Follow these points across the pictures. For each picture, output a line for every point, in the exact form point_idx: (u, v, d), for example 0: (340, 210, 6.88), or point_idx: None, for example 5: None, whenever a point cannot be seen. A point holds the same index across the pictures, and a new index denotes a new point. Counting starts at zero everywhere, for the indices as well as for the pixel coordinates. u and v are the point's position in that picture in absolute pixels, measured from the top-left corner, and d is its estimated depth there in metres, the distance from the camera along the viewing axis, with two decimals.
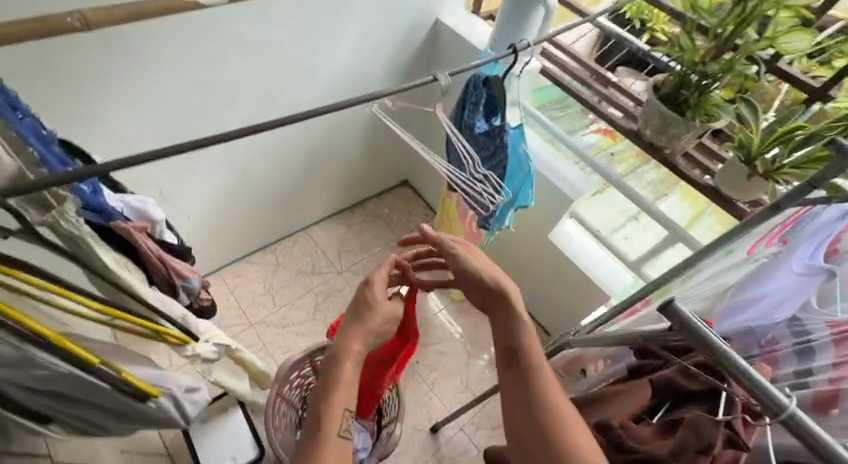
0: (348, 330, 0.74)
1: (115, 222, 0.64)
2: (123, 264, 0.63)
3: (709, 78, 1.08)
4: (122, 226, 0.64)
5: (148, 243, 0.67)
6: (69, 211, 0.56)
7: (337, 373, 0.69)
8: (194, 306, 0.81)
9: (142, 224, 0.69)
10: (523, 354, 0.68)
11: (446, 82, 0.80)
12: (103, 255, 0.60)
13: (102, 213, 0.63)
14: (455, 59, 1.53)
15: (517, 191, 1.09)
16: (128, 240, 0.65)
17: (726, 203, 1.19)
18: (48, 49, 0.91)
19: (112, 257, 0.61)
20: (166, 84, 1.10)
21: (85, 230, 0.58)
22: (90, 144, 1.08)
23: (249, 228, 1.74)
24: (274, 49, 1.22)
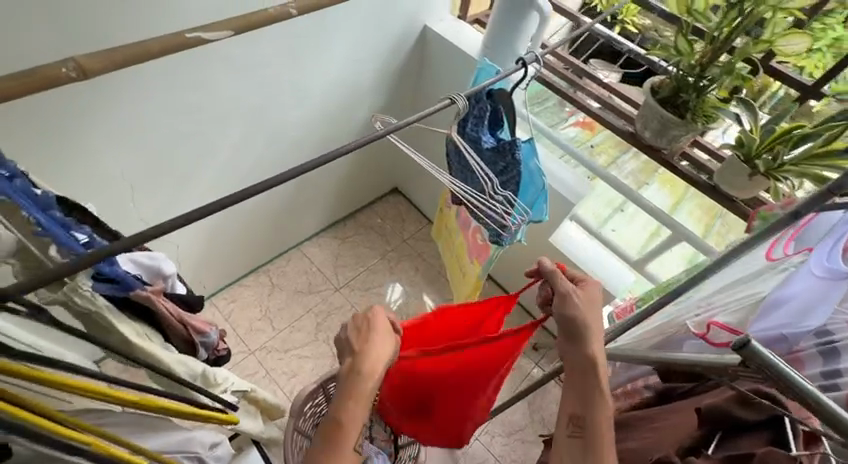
0: (365, 346, 0.71)
1: (134, 291, 0.57)
2: (144, 334, 0.58)
3: (707, 80, 1.10)
4: (141, 295, 0.57)
5: (169, 306, 0.62)
6: (82, 285, 0.52)
7: (355, 387, 0.67)
8: (210, 358, 0.76)
9: (156, 284, 0.63)
10: (591, 421, 0.66)
11: (463, 104, 0.78)
12: (124, 327, 0.56)
13: (122, 283, 0.55)
14: (446, 67, 1.50)
15: (530, 203, 1.08)
16: (150, 307, 0.60)
17: (726, 201, 1.22)
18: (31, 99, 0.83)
19: (134, 329, 0.57)
20: (153, 115, 1.02)
21: (100, 300, 0.53)
22: (76, 184, 1.00)
23: (240, 251, 1.65)
24: (263, 68, 1.15)
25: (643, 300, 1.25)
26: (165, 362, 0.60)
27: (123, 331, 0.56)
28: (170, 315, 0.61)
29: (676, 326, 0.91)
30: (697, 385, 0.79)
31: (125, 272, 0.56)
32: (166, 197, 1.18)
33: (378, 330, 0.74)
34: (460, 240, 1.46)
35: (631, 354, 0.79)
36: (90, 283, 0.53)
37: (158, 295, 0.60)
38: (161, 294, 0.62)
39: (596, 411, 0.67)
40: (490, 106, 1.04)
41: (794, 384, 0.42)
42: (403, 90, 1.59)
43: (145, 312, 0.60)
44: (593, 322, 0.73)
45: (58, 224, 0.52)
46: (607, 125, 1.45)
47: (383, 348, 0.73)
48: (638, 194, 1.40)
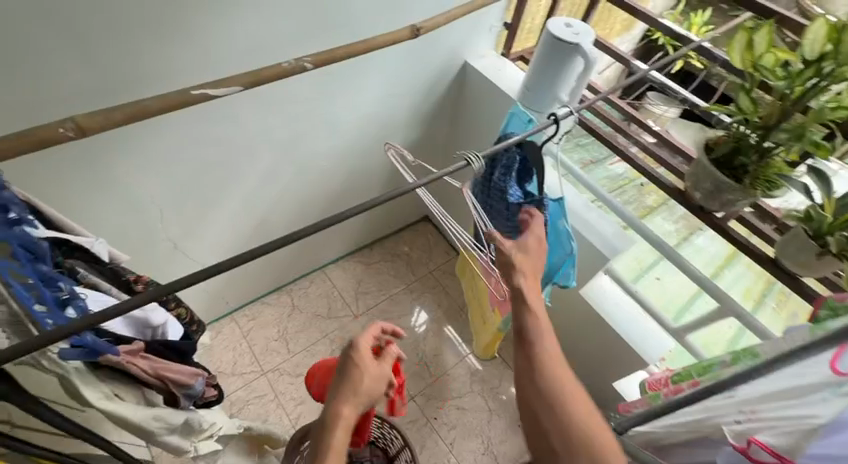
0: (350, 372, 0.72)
1: (104, 356, 0.55)
2: (113, 395, 0.59)
3: (773, 142, 0.98)
4: (112, 360, 0.57)
5: (145, 363, 0.62)
6: (52, 348, 0.51)
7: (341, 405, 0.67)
8: (196, 404, 0.75)
9: (138, 341, 0.62)
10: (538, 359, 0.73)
11: (479, 166, 0.74)
12: (91, 392, 0.56)
13: (90, 348, 0.54)
14: (483, 104, 1.44)
15: (555, 267, 0.99)
16: (124, 369, 0.59)
17: (786, 276, 1.07)
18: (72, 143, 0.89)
19: (102, 392, 0.57)
20: (184, 147, 1.05)
21: (70, 365, 0.54)
22: (106, 209, 1.04)
23: (264, 271, 1.68)
24: (296, 102, 1.16)
25: (679, 377, 1.11)
26: (136, 420, 0.60)
27: (89, 396, 0.55)
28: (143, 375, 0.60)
29: (711, 427, 0.79)
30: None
31: (95, 337, 0.55)
32: (191, 221, 1.22)
33: (364, 361, 0.73)
34: (482, 283, 1.39)
35: None
36: (60, 348, 0.52)
37: (132, 357, 0.60)
38: (139, 353, 0.61)
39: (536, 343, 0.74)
40: (519, 155, 0.98)
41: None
42: (439, 123, 1.56)
43: (120, 372, 0.60)
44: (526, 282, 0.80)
45: (38, 285, 0.52)
46: (644, 172, 1.36)
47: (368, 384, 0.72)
48: (677, 255, 1.29)
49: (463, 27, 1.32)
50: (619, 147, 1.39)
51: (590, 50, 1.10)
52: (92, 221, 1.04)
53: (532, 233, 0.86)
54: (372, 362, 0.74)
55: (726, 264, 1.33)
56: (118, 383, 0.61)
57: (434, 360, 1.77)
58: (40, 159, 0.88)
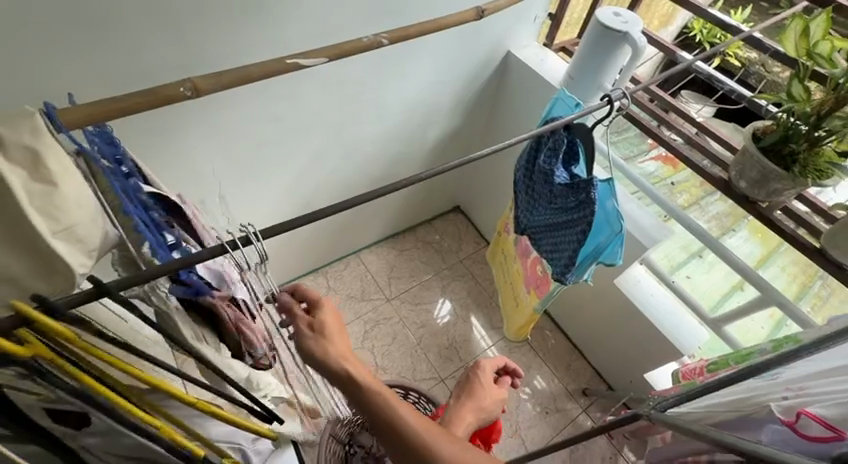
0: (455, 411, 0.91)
1: (203, 296, 0.62)
2: (201, 337, 0.64)
3: (823, 131, 0.99)
4: (207, 301, 0.62)
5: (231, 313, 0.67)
6: (161, 287, 0.58)
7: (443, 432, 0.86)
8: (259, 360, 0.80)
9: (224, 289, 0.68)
10: (390, 430, 0.64)
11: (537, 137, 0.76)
12: (187, 329, 0.61)
13: (193, 287, 0.61)
14: (524, 93, 1.47)
15: (601, 247, 1.01)
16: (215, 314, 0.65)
17: (833, 269, 1.07)
18: (151, 115, 0.95)
19: (194, 332, 0.62)
20: (248, 124, 1.11)
21: (171, 303, 0.60)
22: (174, 180, 1.11)
23: (304, 252, 1.75)
24: (350, 85, 1.21)
25: (716, 365, 1.11)
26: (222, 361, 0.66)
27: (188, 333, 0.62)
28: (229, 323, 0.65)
29: (754, 405, 0.81)
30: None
31: (197, 279, 0.62)
32: (245, 197, 1.29)
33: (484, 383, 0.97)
34: (518, 269, 1.42)
35: (694, 427, 0.76)
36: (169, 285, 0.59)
37: (223, 302, 0.65)
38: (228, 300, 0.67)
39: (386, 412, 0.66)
40: (566, 138, 1.00)
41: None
42: (478, 112, 1.60)
43: (207, 316, 0.65)
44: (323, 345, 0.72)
45: (152, 230, 0.59)
46: (687, 162, 1.36)
47: (490, 398, 0.95)
48: (717, 244, 1.29)
49: (509, 17, 1.35)
50: (658, 135, 1.41)
51: (640, 39, 1.10)
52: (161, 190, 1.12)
53: (327, 312, 0.77)
54: (497, 387, 0.98)
55: (765, 256, 1.33)
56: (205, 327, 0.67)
57: (464, 345, 1.82)
58: (123, 129, 0.94)
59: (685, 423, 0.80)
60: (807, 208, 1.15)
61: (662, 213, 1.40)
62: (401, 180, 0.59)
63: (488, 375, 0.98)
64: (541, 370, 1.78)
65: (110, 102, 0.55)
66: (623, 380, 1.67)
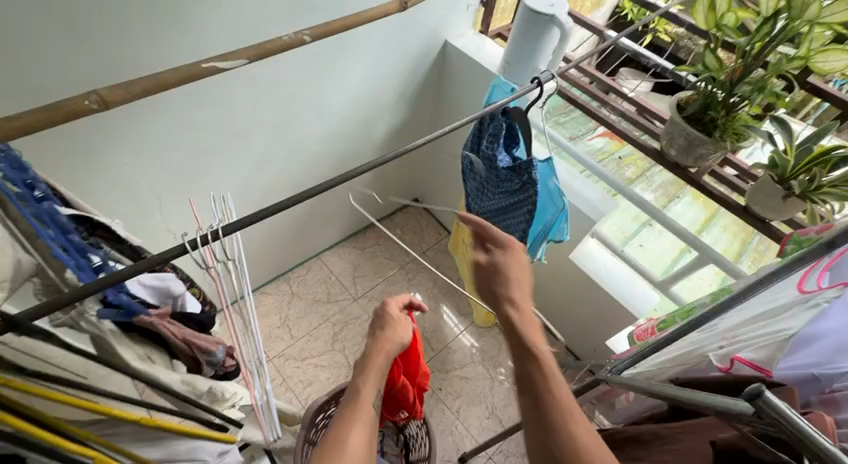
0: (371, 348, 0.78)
1: (137, 317, 0.60)
2: (144, 357, 0.62)
3: (738, 97, 1.06)
4: (145, 321, 0.60)
5: (173, 328, 0.65)
6: (90, 310, 0.55)
7: (363, 376, 0.71)
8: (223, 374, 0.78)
9: (165, 307, 0.66)
10: (526, 377, 0.59)
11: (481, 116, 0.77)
12: (124, 350, 0.59)
13: (125, 309, 0.58)
14: (466, 81, 1.48)
15: (548, 225, 1.07)
16: (155, 331, 0.63)
17: (759, 223, 1.16)
18: (66, 128, 0.89)
19: (135, 353, 0.60)
20: (180, 131, 1.07)
21: (105, 325, 0.57)
22: (108, 198, 1.06)
23: (263, 260, 1.70)
24: (287, 85, 1.18)
25: (664, 323, 1.18)
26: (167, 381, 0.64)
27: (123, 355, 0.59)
28: (173, 338, 0.64)
29: (696, 357, 0.87)
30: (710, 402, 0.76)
31: (129, 299, 0.59)
32: (189, 210, 1.24)
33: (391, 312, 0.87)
34: (478, 255, 1.44)
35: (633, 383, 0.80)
36: (97, 309, 0.56)
37: (162, 320, 0.63)
38: (167, 318, 0.65)
39: (527, 361, 0.61)
40: (505, 123, 1.03)
41: (818, 447, 0.37)
42: (424, 104, 1.60)
43: (150, 337, 0.63)
44: (513, 276, 0.74)
45: (73, 252, 0.56)
46: (629, 139, 1.43)
47: (399, 324, 0.83)
48: (659, 212, 1.36)
49: (441, 6, 1.36)
50: (597, 113, 1.47)
51: (566, 21, 1.15)
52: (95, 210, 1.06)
53: (513, 253, 0.76)
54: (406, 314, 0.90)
55: (707, 220, 1.41)
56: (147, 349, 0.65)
57: (434, 335, 1.84)
58: (35, 146, 0.87)
59: (627, 377, 0.85)
60: (734, 171, 1.23)
61: (609, 188, 1.47)
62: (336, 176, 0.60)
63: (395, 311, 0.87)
64: (511, 349, 1.83)
65: (14, 122, 0.48)
66: (588, 350, 1.74)
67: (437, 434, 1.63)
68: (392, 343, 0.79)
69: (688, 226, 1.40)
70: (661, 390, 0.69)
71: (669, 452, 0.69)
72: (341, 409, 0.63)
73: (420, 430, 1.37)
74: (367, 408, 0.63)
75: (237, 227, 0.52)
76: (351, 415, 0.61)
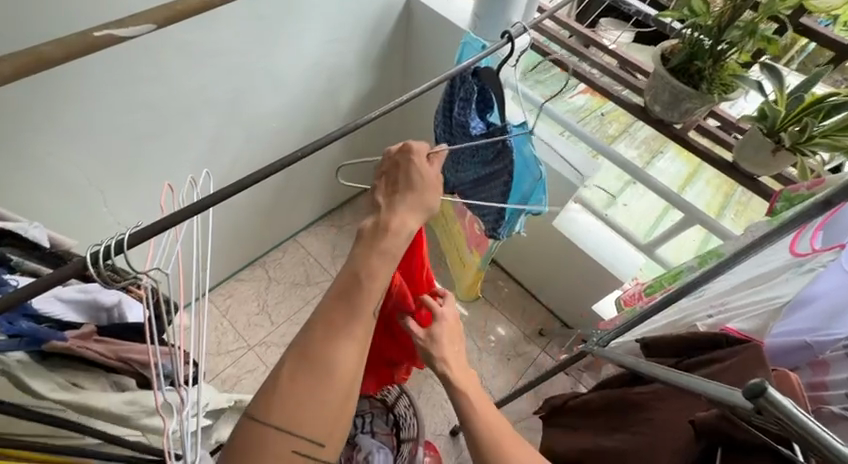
0: (395, 214, 0.61)
1: (48, 343, 0.54)
2: (70, 385, 0.56)
3: (726, 44, 0.98)
4: (58, 346, 0.54)
5: (99, 348, 0.58)
6: None
7: (362, 276, 0.57)
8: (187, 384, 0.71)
9: (87, 326, 0.59)
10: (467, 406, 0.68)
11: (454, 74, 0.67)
12: (38, 383, 0.54)
13: (29, 337, 0.53)
14: (434, 42, 1.36)
15: (526, 196, 0.99)
16: (77, 355, 0.57)
17: (746, 179, 1.11)
18: None
19: (54, 383, 0.55)
20: (110, 114, 0.95)
21: (12, 358, 0.52)
22: (38, 193, 0.95)
23: (232, 247, 1.60)
24: (233, 53, 1.06)
25: (651, 288, 1.15)
26: (101, 405, 0.57)
27: (39, 388, 0.54)
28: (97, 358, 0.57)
29: (685, 326, 0.83)
30: (679, 361, 0.75)
31: (31, 325, 0.53)
32: (139, 201, 1.13)
33: (418, 168, 0.64)
34: (457, 227, 1.38)
35: (618, 358, 0.77)
36: None
37: (84, 341, 0.57)
38: (91, 338, 0.58)
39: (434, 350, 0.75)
40: (477, 85, 0.94)
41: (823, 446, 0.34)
42: (390, 67, 1.47)
43: (75, 360, 0.57)
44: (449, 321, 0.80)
45: None
46: (609, 96, 1.34)
47: (429, 187, 0.65)
48: (643, 171, 1.30)
49: None
50: (573, 67, 1.39)
51: None
52: (25, 207, 0.95)
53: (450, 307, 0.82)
54: (436, 171, 0.67)
55: (691, 177, 1.36)
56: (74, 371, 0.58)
57: None
58: None
59: (611, 354, 0.81)
60: (716, 121, 1.17)
61: (589, 149, 1.39)
62: (273, 163, 0.51)
63: (424, 159, 0.65)
64: (499, 319, 1.80)
65: None
66: (575, 316, 1.73)
67: (427, 409, 1.62)
68: (421, 207, 0.64)
69: (673, 183, 1.35)
70: (643, 369, 0.66)
71: (647, 422, 0.68)
72: (339, 306, 0.55)
73: (407, 410, 1.35)
74: (368, 323, 0.56)
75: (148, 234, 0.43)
76: (346, 328, 0.54)
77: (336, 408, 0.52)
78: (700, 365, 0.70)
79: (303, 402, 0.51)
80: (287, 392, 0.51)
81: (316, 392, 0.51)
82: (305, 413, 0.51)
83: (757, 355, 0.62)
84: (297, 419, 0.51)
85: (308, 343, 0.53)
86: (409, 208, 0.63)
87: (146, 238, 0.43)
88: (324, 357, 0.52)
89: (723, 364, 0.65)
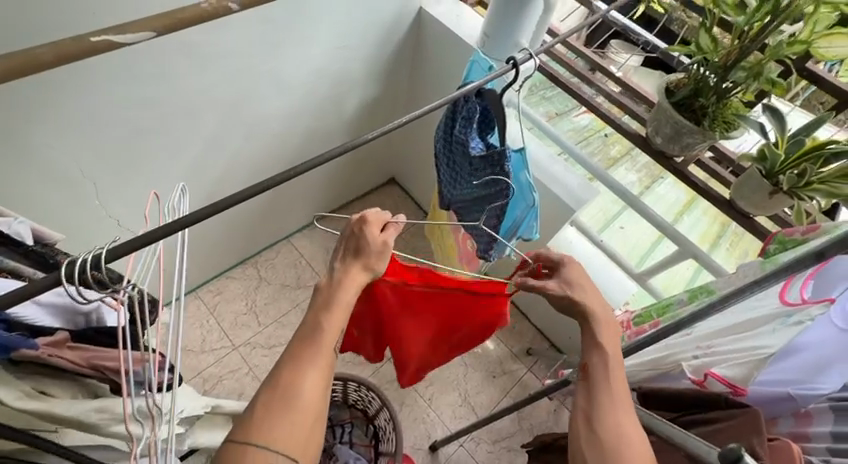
0: (345, 274, 0.62)
1: (18, 351, 0.53)
2: (37, 393, 0.54)
3: (730, 82, 0.98)
4: (27, 355, 0.53)
5: (70, 355, 0.57)
6: None
7: (324, 314, 0.58)
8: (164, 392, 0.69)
9: (61, 332, 0.58)
10: (594, 372, 0.62)
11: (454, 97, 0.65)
12: (3, 391, 0.51)
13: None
14: (442, 55, 1.36)
15: (519, 221, 1.01)
16: (46, 362, 0.56)
17: (741, 217, 1.10)
18: None
19: (21, 391, 0.53)
20: (110, 110, 0.94)
21: None
22: (30, 185, 0.94)
23: (224, 245, 1.59)
24: (238, 55, 1.05)
25: (640, 319, 1.13)
26: (68, 413, 0.55)
27: (4, 396, 0.52)
28: (68, 366, 0.56)
29: (670, 364, 0.82)
30: (677, 416, 0.74)
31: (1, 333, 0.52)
32: (133, 197, 1.12)
33: (365, 232, 0.65)
34: (451, 242, 1.36)
35: None
36: None
37: (57, 349, 0.56)
38: (64, 345, 0.58)
39: (599, 358, 0.63)
40: (480, 105, 0.94)
41: None
42: (397, 76, 1.47)
43: (46, 366, 0.56)
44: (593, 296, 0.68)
45: None
46: (609, 120, 1.34)
47: (378, 251, 0.65)
48: (636, 198, 1.29)
49: None
50: (575, 88, 1.38)
51: None
52: (16, 198, 0.94)
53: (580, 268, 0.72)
54: (385, 239, 0.66)
55: (686, 205, 1.37)
56: (43, 378, 0.56)
57: None
58: None
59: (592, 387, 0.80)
60: (713, 154, 1.18)
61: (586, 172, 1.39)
62: (262, 180, 0.51)
63: (375, 229, 0.65)
64: None
65: None
66: (563, 337, 1.72)
67: (408, 422, 1.61)
68: (368, 270, 0.65)
69: (668, 212, 1.35)
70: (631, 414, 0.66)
71: None
72: (299, 343, 0.56)
73: (387, 423, 1.33)
74: (330, 354, 0.56)
75: (124, 250, 0.42)
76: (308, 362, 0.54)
77: (303, 434, 0.52)
78: (695, 423, 0.70)
79: (272, 426, 0.51)
80: (256, 416, 0.51)
81: (281, 427, 0.51)
82: (277, 444, 0.50)
83: (753, 422, 0.63)
84: (269, 449, 0.50)
85: (270, 379, 0.53)
86: (360, 269, 0.64)
87: (123, 253, 0.42)
88: (286, 390, 0.52)
89: (718, 425, 0.66)
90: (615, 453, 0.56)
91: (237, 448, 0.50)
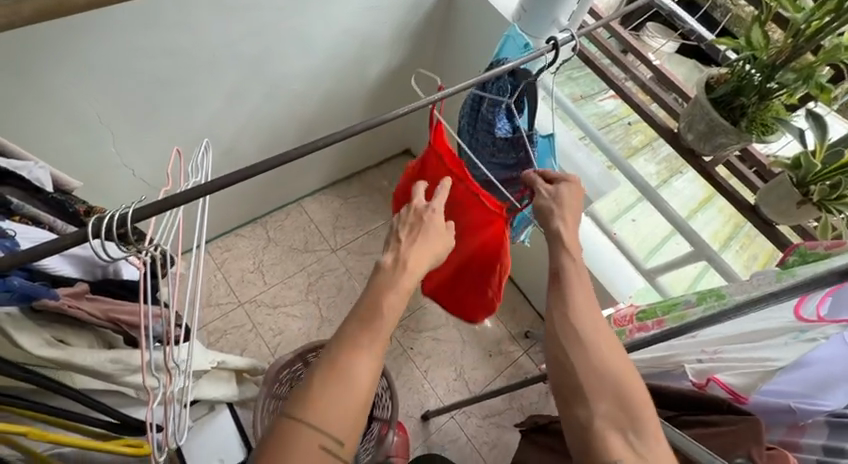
0: (407, 259, 0.61)
1: (38, 300, 0.53)
2: (56, 341, 0.57)
3: (776, 82, 0.93)
4: (46, 304, 0.54)
5: (87, 307, 0.58)
6: None
7: (383, 300, 0.57)
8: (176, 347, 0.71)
9: (81, 283, 0.59)
10: (563, 275, 0.65)
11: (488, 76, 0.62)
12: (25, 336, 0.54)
13: (20, 293, 0.53)
14: (473, 26, 1.30)
15: None
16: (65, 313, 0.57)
17: (763, 224, 1.08)
18: None
19: (43, 338, 0.56)
20: (130, 57, 0.92)
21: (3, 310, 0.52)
22: (48, 127, 0.93)
23: (234, 202, 1.59)
24: (264, 9, 1.01)
25: (643, 314, 1.12)
26: (85, 363, 0.58)
27: (25, 341, 0.54)
28: (85, 318, 0.57)
29: (672, 364, 0.82)
30: (674, 414, 0.75)
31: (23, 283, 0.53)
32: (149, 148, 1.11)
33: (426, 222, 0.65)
34: None
35: None
36: None
37: (75, 300, 0.57)
38: (83, 296, 0.58)
39: (567, 263, 0.66)
40: (511, 84, 0.91)
41: None
42: (424, 43, 1.41)
43: (64, 315, 0.57)
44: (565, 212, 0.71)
45: None
46: (638, 109, 1.30)
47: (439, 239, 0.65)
48: (654, 191, 1.26)
49: None
50: (606, 73, 1.33)
51: None
52: (34, 139, 0.94)
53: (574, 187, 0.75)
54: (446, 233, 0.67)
55: (703, 202, 1.34)
56: (63, 324, 0.58)
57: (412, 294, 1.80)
58: None
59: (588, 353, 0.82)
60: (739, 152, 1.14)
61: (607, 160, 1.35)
62: (289, 148, 0.49)
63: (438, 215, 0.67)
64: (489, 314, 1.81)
65: None
66: None
67: (403, 391, 1.65)
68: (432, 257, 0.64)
69: (685, 209, 1.32)
70: None
71: None
72: (354, 326, 0.56)
73: (384, 391, 1.37)
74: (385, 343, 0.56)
75: (147, 210, 0.41)
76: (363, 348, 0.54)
77: (354, 416, 0.52)
78: (694, 424, 0.71)
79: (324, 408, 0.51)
80: (308, 395, 0.52)
81: (332, 410, 0.51)
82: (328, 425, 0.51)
83: (753, 430, 0.63)
84: (321, 432, 0.50)
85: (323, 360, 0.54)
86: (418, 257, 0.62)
87: (147, 215, 0.42)
88: (339, 374, 0.52)
89: (719, 428, 0.67)
90: (589, 348, 0.59)
91: (291, 423, 0.51)
